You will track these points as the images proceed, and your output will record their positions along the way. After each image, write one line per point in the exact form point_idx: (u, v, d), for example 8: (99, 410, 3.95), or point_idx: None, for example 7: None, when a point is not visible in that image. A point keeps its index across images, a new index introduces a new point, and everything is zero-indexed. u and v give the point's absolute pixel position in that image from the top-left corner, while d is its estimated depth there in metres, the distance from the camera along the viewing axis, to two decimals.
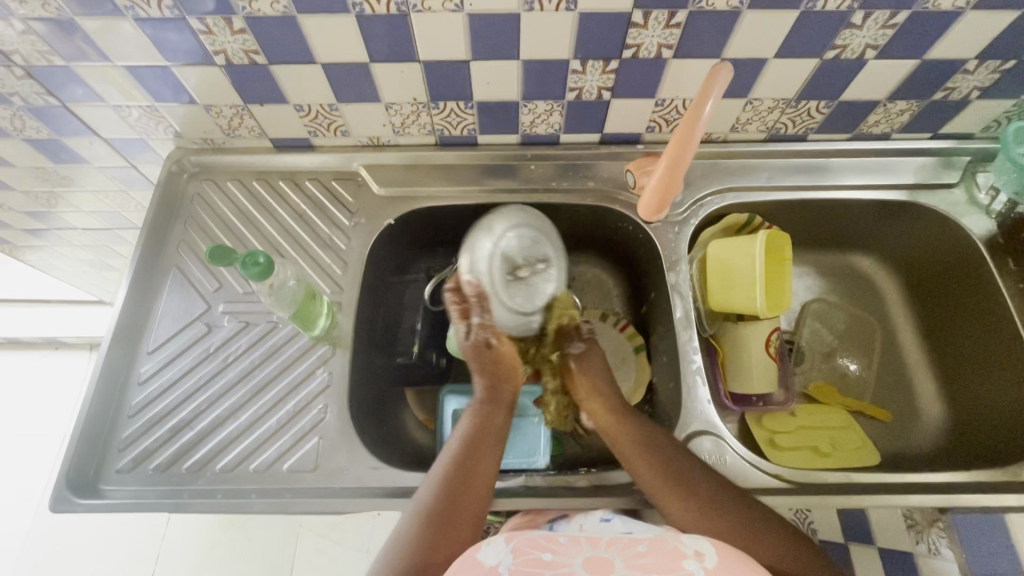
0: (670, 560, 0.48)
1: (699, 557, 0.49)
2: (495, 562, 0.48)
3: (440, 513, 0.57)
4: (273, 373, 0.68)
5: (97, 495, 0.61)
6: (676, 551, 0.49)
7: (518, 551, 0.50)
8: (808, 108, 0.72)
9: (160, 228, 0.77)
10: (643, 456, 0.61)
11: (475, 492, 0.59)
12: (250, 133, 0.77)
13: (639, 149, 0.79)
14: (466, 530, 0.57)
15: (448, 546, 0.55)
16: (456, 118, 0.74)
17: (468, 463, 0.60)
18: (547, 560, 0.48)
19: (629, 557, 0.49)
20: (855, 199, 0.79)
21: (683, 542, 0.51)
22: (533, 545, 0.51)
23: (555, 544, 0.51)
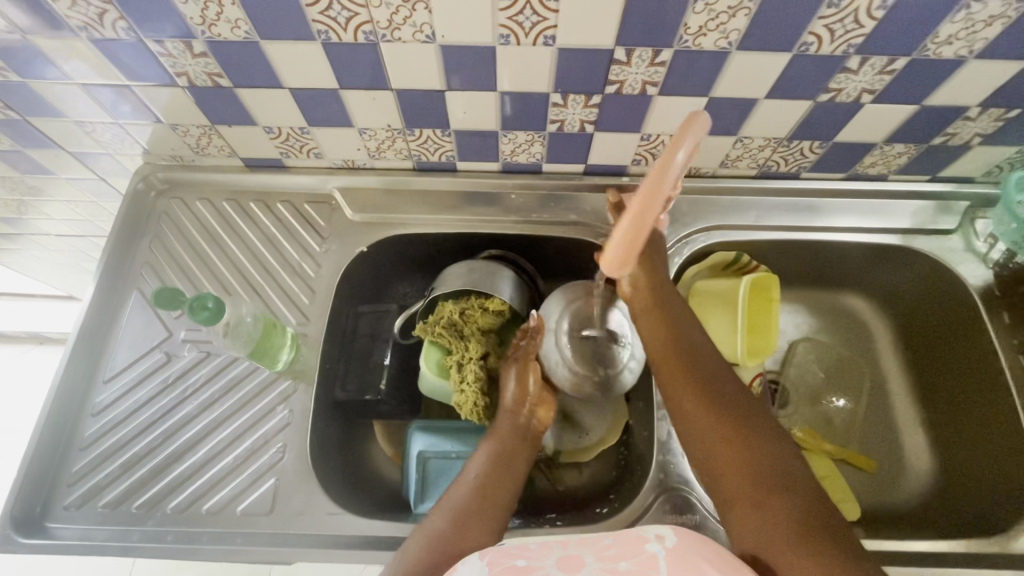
0: (633, 548, 0.44)
1: (660, 539, 0.45)
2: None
3: (470, 502, 0.56)
4: (232, 408, 0.66)
5: (43, 534, 0.59)
6: (638, 537, 0.46)
7: (493, 563, 0.44)
8: (801, 148, 0.69)
9: (123, 247, 0.75)
10: (695, 404, 0.56)
11: (505, 489, 0.58)
12: (220, 152, 0.74)
13: (624, 181, 0.76)
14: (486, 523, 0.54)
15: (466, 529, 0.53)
16: (433, 145, 0.71)
17: (502, 466, 0.60)
18: (521, 566, 0.42)
19: (597, 550, 0.44)
20: (847, 241, 0.76)
21: (642, 528, 0.47)
22: (505, 553, 0.44)
23: (527, 548, 0.45)
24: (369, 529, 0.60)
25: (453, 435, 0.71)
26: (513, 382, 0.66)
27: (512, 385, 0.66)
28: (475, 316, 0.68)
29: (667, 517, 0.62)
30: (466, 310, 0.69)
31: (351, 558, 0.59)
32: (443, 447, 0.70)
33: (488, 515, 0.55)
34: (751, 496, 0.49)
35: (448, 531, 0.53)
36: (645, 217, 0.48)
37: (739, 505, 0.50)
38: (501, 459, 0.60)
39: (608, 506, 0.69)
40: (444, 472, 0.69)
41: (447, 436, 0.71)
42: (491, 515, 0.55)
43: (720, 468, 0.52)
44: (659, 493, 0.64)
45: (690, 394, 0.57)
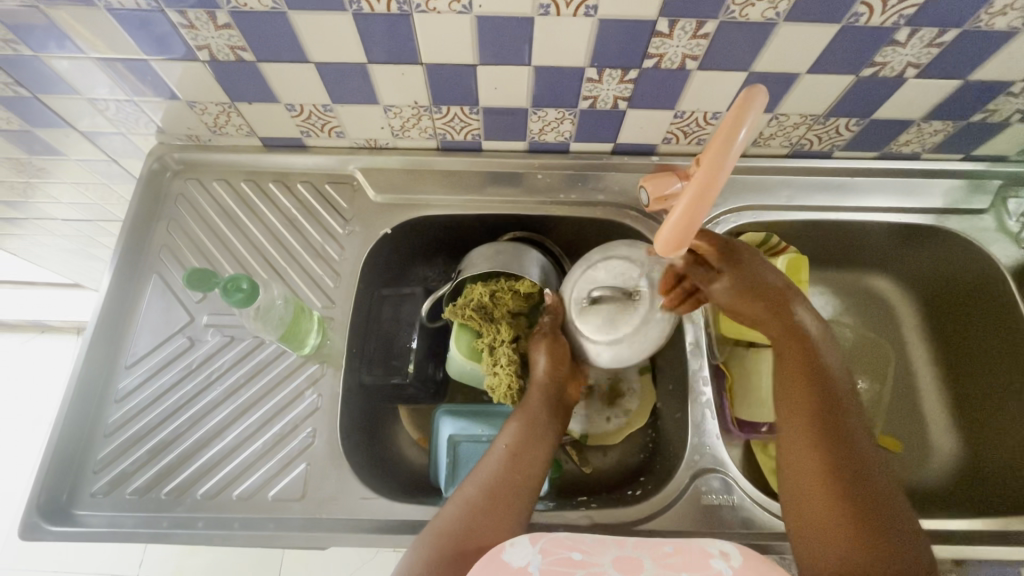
0: (698, 562, 0.44)
1: (725, 556, 0.44)
2: (523, 563, 0.44)
3: (502, 479, 0.56)
4: (259, 393, 0.65)
5: (71, 522, 0.58)
6: (704, 551, 0.45)
7: (546, 551, 0.45)
8: (836, 126, 0.67)
9: (140, 229, 0.72)
10: (806, 428, 0.54)
11: (535, 464, 0.58)
12: (238, 131, 0.71)
13: (653, 161, 0.74)
14: (517, 503, 0.55)
15: (499, 517, 0.54)
16: (460, 123, 0.69)
17: (532, 441, 0.59)
18: (577, 560, 0.43)
19: (658, 557, 0.44)
20: (879, 221, 0.75)
21: (710, 543, 0.46)
22: (560, 544, 0.46)
23: (583, 543, 0.46)
24: (404, 513, 0.59)
25: (483, 417, 0.71)
26: (544, 357, 0.63)
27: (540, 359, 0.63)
28: (505, 298, 0.67)
29: (705, 499, 0.62)
30: (497, 291, 0.67)
31: (386, 542, 0.58)
32: (473, 429, 0.70)
33: (519, 494, 0.55)
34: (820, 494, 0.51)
35: (479, 514, 0.53)
36: (702, 202, 0.47)
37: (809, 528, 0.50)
38: (530, 435, 0.59)
39: (640, 488, 0.69)
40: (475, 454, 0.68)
41: (476, 419, 0.70)
42: (521, 493, 0.55)
43: (796, 488, 0.52)
44: (695, 476, 0.63)
45: (802, 406, 0.55)
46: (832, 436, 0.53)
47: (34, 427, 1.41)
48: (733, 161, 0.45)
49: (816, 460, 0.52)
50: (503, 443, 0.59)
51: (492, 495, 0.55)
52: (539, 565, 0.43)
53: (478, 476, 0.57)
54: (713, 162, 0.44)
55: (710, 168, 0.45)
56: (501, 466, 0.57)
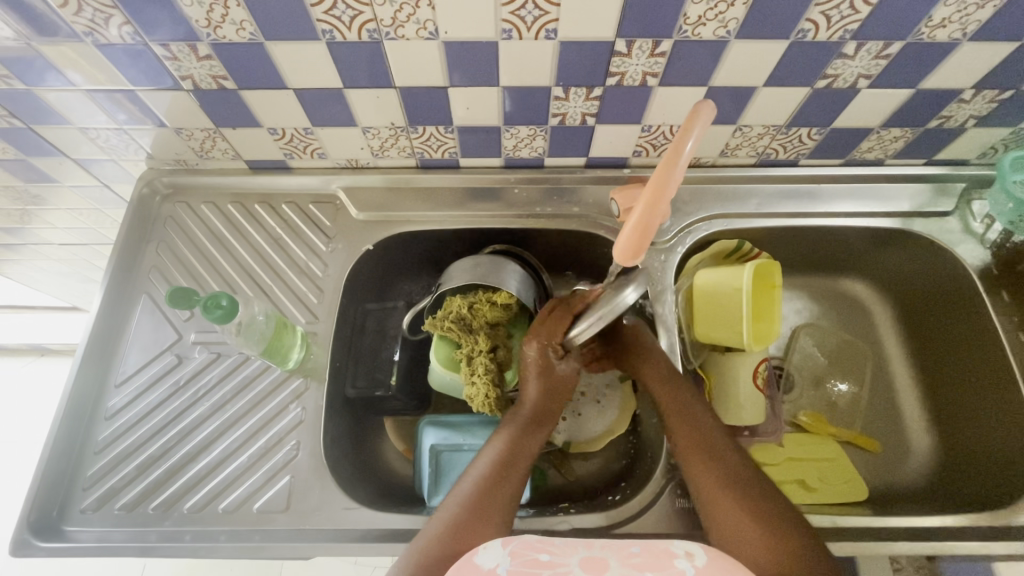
0: (661, 561, 0.47)
1: (688, 557, 0.48)
2: (493, 565, 0.47)
3: (484, 494, 0.56)
4: (244, 409, 0.67)
5: (61, 538, 0.60)
6: (667, 551, 0.49)
7: (515, 553, 0.48)
8: (799, 135, 0.70)
9: (131, 251, 0.75)
10: (697, 459, 0.58)
11: (519, 481, 0.58)
12: (224, 155, 0.74)
13: (626, 173, 0.76)
14: (499, 516, 0.56)
15: (481, 523, 0.55)
16: (436, 142, 0.72)
17: (515, 457, 0.60)
18: (544, 561, 0.47)
19: (623, 557, 0.48)
20: (846, 225, 0.77)
21: (675, 544, 0.50)
22: (528, 546, 0.49)
23: (552, 546, 0.49)
24: (384, 521, 0.61)
25: (465, 428, 0.72)
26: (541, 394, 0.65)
27: (534, 394, 0.65)
28: (482, 310, 0.69)
29: (680, 502, 0.63)
30: (475, 303, 0.69)
31: (369, 551, 0.59)
32: (456, 440, 0.71)
33: (502, 504, 0.56)
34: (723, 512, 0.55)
35: (459, 521, 0.54)
36: (655, 208, 0.49)
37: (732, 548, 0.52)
38: (515, 452, 0.60)
39: (620, 493, 0.70)
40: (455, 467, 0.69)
41: (458, 431, 0.72)
42: (503, 511, 0.56)
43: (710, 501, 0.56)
44: (670, 479, 0.64)
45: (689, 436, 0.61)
46: (719, 464, 0.58)
47: (32, 450, 1.42)
48: (683, 170, 0.47)
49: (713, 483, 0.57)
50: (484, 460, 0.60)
51: (472, 511, 0.55)
52: (507, 566, 0.46)
53: (460, 491, 0.57)
54: (662, 170, 0.47)
55: (661, 175, 0.47)
56: (482, 482, 0.57)
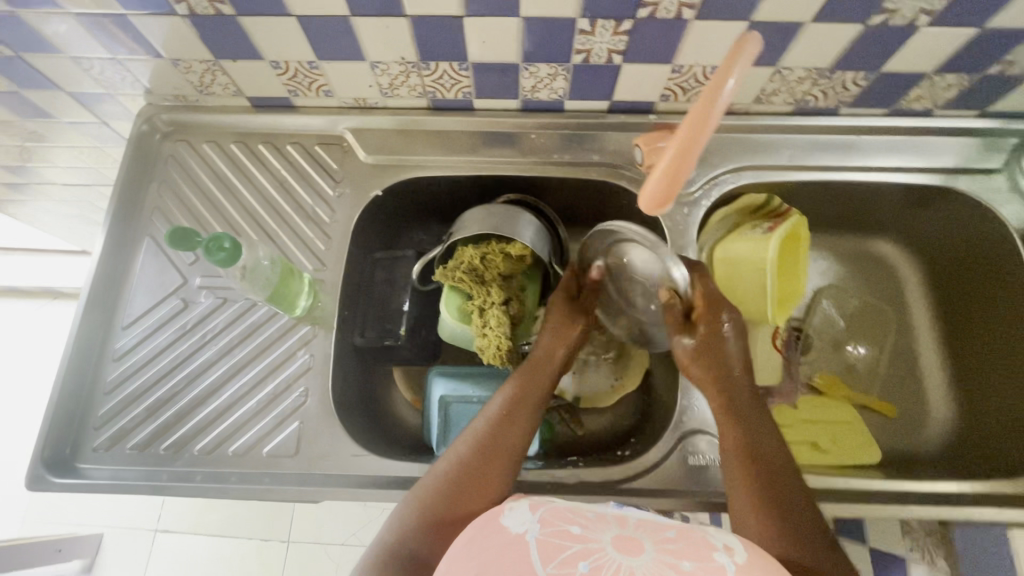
0: (699, 548, 0.41)
1: (729, 551, 0.42)
2: (521, 531, 0.44)
3: (485, 448, 0.55)
4: (252, 354, 0.66)
5: (75, 475, 0.60)
6: (707, 540, 0.43)
7: (546, 521, 0.44)
8: (843, 80, 0.65)
9: (133, 191, 0.72)
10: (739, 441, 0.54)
11: (523, 433, 0.56)
12: (225, 91, 0.70)
13: (650, 120, 0.72)
14: (507, 457, 0.55)
15: (490, 464, 0.54)
16: (450, 80, 0.67)
17: (522, 410, 0.58)
18: (574, 532, 0.42)
19: (659, 539, 0.42)
20: (882, 181, 0.72)
21: (712, 533, 0.44)
22: (559, 516, 0.45)
23: (584, 517, 0.45)
24: (392, 468, 0.61)
25: (476, 380, 0.71)
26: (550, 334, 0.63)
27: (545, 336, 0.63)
28: (496, 261, 0.66)
29: (692, 459, 0.62)
30: (487, 254, 0.67)
31: (378, 497, 0.59)
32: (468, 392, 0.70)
33: (511, 446, 0.55)
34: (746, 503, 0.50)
35: (467, 461, 0.54)
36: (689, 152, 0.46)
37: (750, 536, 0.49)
38: (523, 395, 0.59)
39: (631, 448, 0.70)
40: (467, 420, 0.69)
41: (469, 384, 0.71)
42: (506, 465, 0.54)
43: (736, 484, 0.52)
44: (683, 437, 0.63)
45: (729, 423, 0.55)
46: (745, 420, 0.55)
47: None
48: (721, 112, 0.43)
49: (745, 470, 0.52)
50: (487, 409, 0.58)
51: (472, 463, 0.54)
52: (535, 535, 0.43)
53: (465, 438, 0.57)
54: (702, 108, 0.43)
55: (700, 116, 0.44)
56: (485, 434, 0.56)
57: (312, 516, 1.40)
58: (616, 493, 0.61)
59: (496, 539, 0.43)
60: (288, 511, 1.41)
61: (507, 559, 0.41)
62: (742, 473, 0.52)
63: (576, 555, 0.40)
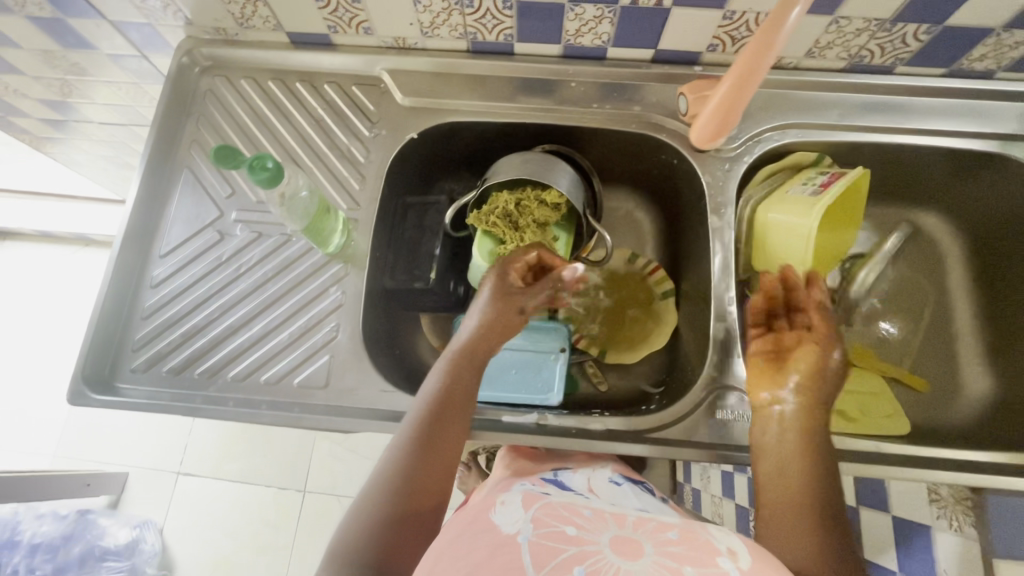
0: (701, 554, 0.42)
1: (732, 556, 0.42)
2: (515, 531, 0.45)
3: (427, 440, 0.54)
4: (286, 288, 0.67)
5: (113, 393, 0.62)
6: (709, 546, 0.43)
7: (539, 522, 0.46)
8: (904, 33, 0.62)
9: (171, 123, 0.73)
10: (786, 465, 0.53)
11: (462, 417, 0.57)
12: (265, 24, 0.70)
13: (695, 71, 0.70)
14: (458, 424, 0.56)
15: (439, 437, 0.55)
16: (492, 20, 0.66)
17: (462, 380, 0.59)
18: (569, 535, 0.44)
19: (658, 543, 0.43)
20: (934, 146, 0.69)
21: (714, 535, 0.45)
22: (553, 517, 0.47)
23: (580, 519, 0.46)
24: None
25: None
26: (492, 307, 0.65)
27: (468, 329, 0.63)
28: (531, 207, 0.67)
29: (719, 413, 0.62)
30: (522, 200, 0.67)
31: None
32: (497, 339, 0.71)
33: (457, 414, 0.57)
34: (788, 527, 0.49)
35: (417, 441, 0.54)
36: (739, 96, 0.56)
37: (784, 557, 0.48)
38: (466, 363, 0.60)
39: (656, 403, 0.69)
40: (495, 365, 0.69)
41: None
42: (451, 454, 0.55)
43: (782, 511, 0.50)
44: (712, 391, 0.63)
45: (790, 450, 0.54)
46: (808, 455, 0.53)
47: None
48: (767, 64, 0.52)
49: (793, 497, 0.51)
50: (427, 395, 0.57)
51: (416, 458, 0.54)
52: (528, 536, 0.44)
53: (405, 433, 0.55)
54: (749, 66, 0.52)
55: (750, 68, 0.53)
56: (426, 428, 0.55)
57: (329, 468, 1.43)
58: (641, 441, 0.61)
59: (490, 538, 0.45)
60: (305, 461, 1.44)
61: (498, 561, 0.42)
62: (795, 504, 0.50)
63: (571, 557, 0.42)
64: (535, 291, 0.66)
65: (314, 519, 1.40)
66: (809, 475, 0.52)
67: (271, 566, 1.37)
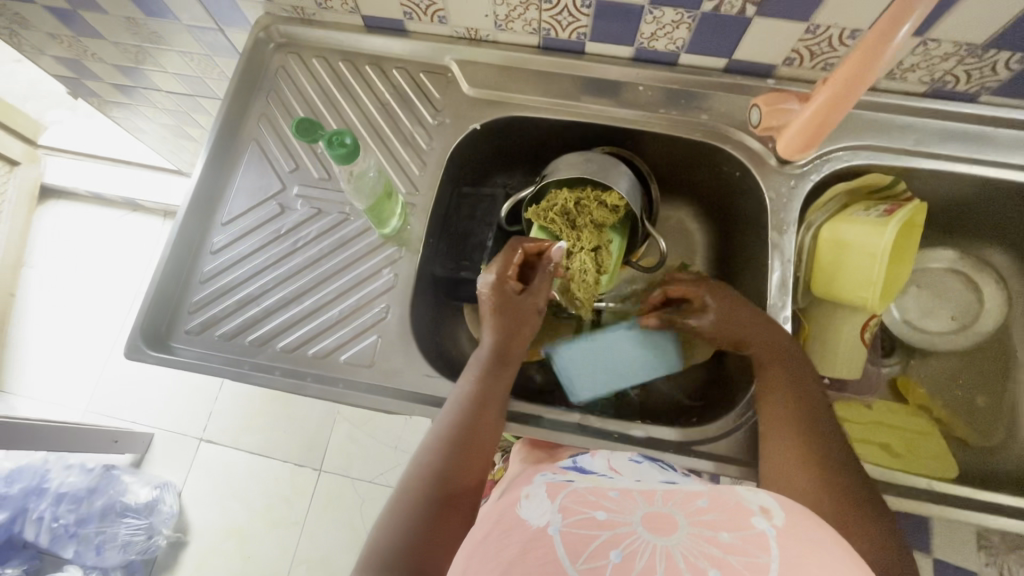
0: (735, 517, 0.39)
1: (767, 514, 0.40)
2: (543, 523, 0.41)
3: (464, 434, 0.55)
4: (340, 265, 0.67)
5: (167, 351, 0.64)
6: (739, 507, 0.41)
7: (567, 510, 0.42)
8: (994, 61, 0.60)
9: (243, 95, 0.74)
10: (777, 394, 0.58)
11: (496, 415, 0.58)
12: (343, 6, 0.71)
13: (768, 84, 0.69)
14: (494, 414, 0.58)
15: (477, 426, 0.56)
16: (568, 17, 0.66)
17: (498, 371, 0.60)
18: (600, 518, 0.40)
19: (691, 513, 0.40)
20: (1015, 180, 0.67)
21: (744, 497, 0.42)
22: (579, 502, 0.43)
23: (608, 500, 0.42)
24: None
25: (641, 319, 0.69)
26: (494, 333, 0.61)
27: (490, 332, 0.61)
28: (590, 206, 0.66)
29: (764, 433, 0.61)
30: (581, 200, 0.67)
31: None
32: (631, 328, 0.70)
33: (493, 405, 0.58)
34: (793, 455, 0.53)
35: (457, 430, 0.55)
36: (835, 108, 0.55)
37: (794, 483, 0.52)
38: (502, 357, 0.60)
39: (696, 417, 0.69)
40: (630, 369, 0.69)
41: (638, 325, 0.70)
42: (487, 447, 0.56)
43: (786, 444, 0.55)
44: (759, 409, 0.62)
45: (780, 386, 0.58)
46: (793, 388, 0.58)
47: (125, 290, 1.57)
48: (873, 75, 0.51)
49: (790, 427, 0.55)
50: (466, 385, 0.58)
51: (454, 450, 0.54)
52: (558, 526, 0.40)
53: (442, 425, 0.56)
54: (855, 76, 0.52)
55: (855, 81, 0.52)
56: (464, 422, 0.56)
57: (345, 450, 1.45)
58: (682, 453, 0.60)
59: (517, 535, 0.41)
60: (323, 441, 1.46)
61: (532, 559, 0.38)
62: (792, 434, 0.55)
63: (606, 542, 0.38)
64: (541, 287, 0.63)
65: (326, 499, 1.41)
66: (796, 399, 0.57)
67: (281, 540, 1.39)
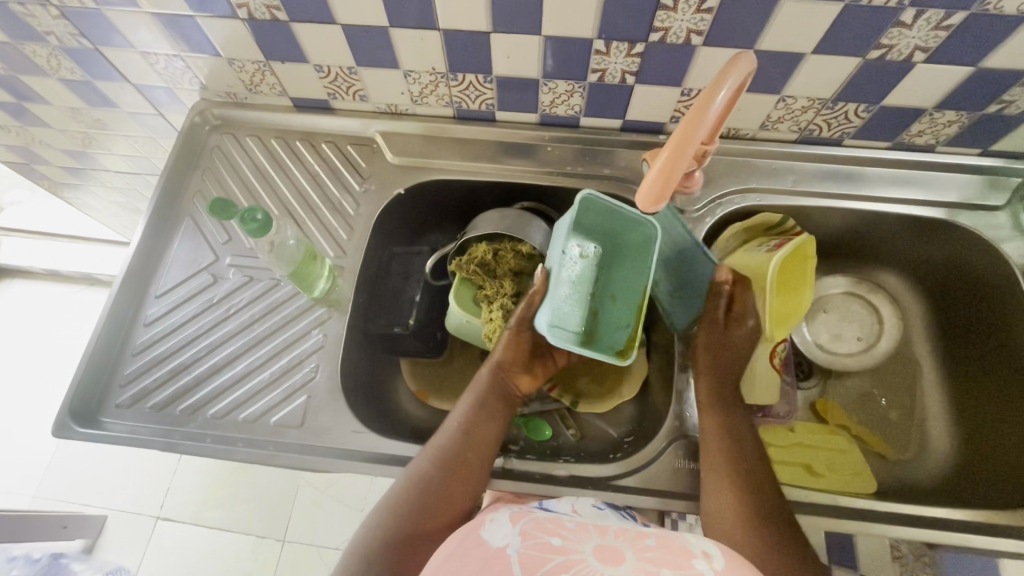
0: (677, 557, 0.39)
1: (707, 557, 0.39)
2: (503, 543, 0.42)
3: (455, 454, 0.59)
4: (272, 329, 0.70)
5: (97, 426, 0.65)
6: (684, 548, 0.40)
7: (525, 534, 0.42)
8: (846, 111, 0.68)
9: (179, 174, 0.79)
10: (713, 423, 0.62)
11: (474, 469, 0.59)
12: (271, 90, 0.77)
13: (660, 140, 0.76)
14: (471, 469, 0.59)
15: (452, 479, 0.58)
16: (475, 91, 0.73)
17: (479, 427, 0.62)
18: (555, 545, 0.40)
19: (639, 550, 0.40)
20: (885, 211, 0.74)
21: (689, 539, 0.41)
22: (540, 527, 0.43)
23: (564, 529, 0.43)
24: (393, 447, 0.64)
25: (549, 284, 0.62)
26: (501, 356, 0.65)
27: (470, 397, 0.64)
28: (507, 257, 0.70)
29: (681, 462, 0.64)
30: (499, 251, 0.71)
31: (377, 472, 0.63)
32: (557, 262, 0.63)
33: (470, 460, 0.59)
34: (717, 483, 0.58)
35: (426, 484, 0.57)
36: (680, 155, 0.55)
37: (715, 514, 0.56)
38: (482, 412, 0.63)
39: (624, 451, 0.72)
40: (644, 253, 0.63)
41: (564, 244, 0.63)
42: (458, 499, 0.57)
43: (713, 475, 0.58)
44: (670, 441, 0.66)
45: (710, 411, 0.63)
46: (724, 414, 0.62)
47: None
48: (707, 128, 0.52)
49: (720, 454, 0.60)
50: (447, 437, 0.60)
51: (437, 477, 0.57)
52: (516, 547, 0.41)
53: (429, 451, 0.60)
54: (691, 121, 0.52)
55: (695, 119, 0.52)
56: (454, 443, 0.60)
57: (310, 517, 1.41)
58: (605, 489, 0.63)
59: (476, 550, 0.42)
60: (285, 509, 1.42)
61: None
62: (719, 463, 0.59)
63: (558, 565, 0.38)
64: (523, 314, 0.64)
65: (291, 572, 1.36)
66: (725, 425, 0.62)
67: None
